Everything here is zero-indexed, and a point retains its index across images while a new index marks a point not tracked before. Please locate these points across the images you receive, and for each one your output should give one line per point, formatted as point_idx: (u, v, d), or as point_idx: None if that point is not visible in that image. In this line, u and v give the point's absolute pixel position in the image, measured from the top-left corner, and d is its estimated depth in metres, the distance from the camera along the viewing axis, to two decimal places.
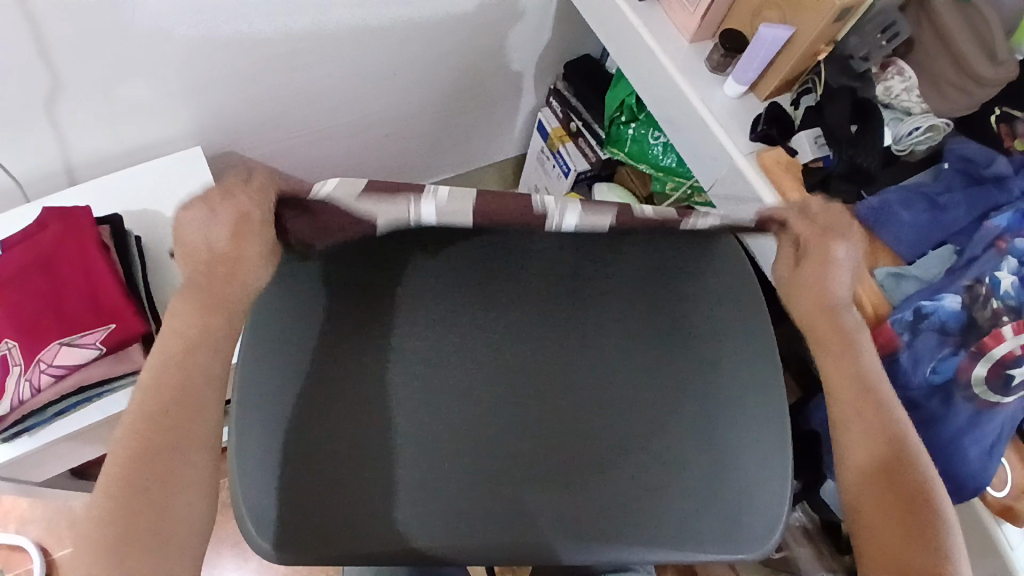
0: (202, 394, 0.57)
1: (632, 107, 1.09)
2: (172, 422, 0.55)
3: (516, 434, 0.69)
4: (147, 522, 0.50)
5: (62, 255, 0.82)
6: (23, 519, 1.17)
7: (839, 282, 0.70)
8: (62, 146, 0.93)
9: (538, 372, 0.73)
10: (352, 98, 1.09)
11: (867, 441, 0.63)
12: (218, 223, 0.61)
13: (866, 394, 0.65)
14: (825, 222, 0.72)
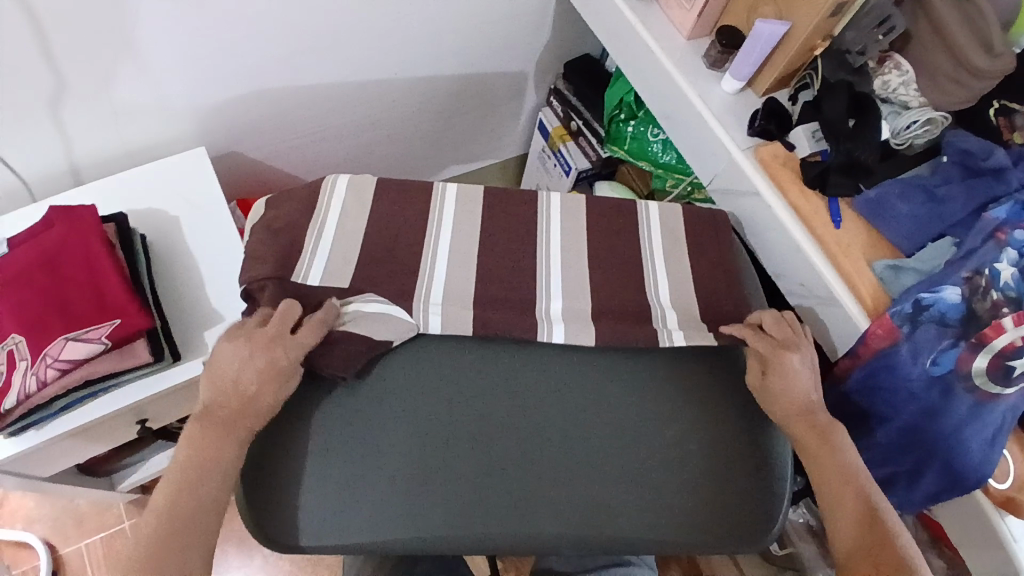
0: (202, 512, 0.64)
1: (630, 105, 1.09)
2: (178, 534, 0.62)
3: (533, 441, 0.74)
4: None
5: (68, 252, 0.83)
6: (30, 517, 1.18)
7: (804, 388, 0.75)
8: (68, 146, 0.94)
9: (564, 408, 0.77)
10: (353, 98, 1.11)
11: (848, 522, 0.68)
12: (252, 363, 0.70)
13: (845, 481, 0.70)
14: (780, 338, 0.78)
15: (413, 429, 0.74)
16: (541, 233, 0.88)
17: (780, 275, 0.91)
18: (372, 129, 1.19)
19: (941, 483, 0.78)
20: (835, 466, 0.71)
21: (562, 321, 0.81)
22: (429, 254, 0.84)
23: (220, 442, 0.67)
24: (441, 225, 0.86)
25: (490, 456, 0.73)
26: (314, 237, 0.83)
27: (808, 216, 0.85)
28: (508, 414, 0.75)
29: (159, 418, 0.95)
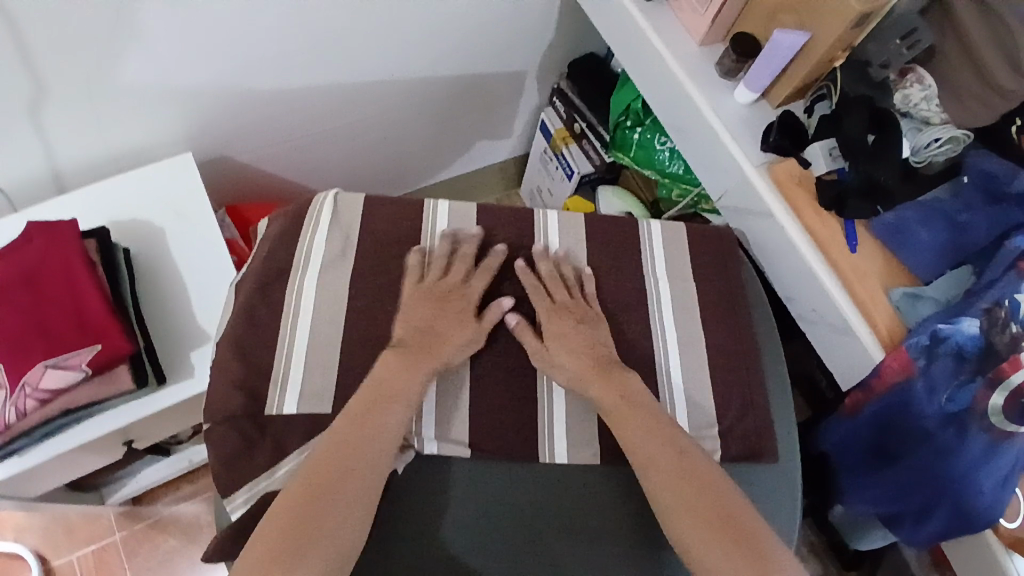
0: (373, 453, 0.64)
1: (638, 112, 1.04)
2: (341, 476, 0.62)
3: (553, 506, 0.71)
4: (289, 529, 0.59)
5: (47, 273, 0.79)
6: (21, 526, 1.16)
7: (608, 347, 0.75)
8: (49, 155, 0.90)
9: (615, 472, 0.73)
10: (347, 103, 1.06)
11: (673, 490, 0.65)
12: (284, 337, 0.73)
13: (681, 457, 0.67)
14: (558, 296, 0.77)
15: (428, 497, 0.71)
16: (540, 255, 0.82)
17: (791, 298, 0.87)
18: (368, 132, 1.14)
19: (949, 525, 0.75)
20: (670, 442, 0.68)
21: None
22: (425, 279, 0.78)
23: (387, 401, 0.67)
24: (435, 245, 0.80)
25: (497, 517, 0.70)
26: (300, 266, 0.76)
27: (824, 241, 0.80)
28: (550, 498, 0.71)
29: (146, 437, 0.92)
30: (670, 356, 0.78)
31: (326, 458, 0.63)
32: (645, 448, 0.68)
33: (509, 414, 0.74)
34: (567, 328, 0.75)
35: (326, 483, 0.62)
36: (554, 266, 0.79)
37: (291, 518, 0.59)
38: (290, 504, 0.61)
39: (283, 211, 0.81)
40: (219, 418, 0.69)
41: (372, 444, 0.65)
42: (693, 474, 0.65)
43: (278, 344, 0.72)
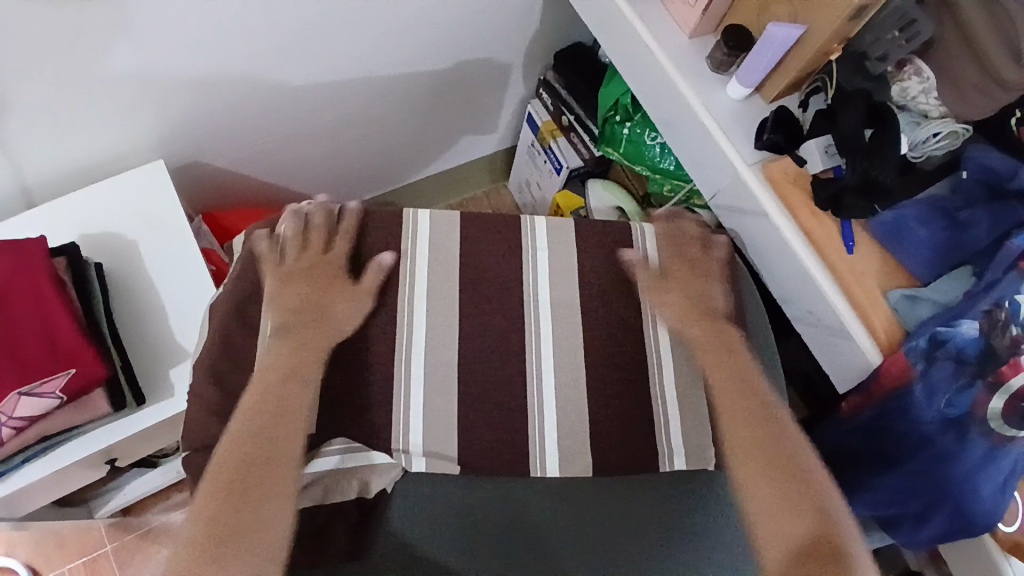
0: (283, 428, 0.64)
1: (626, 107, 1.00)
2: (253, 462, 0.61)
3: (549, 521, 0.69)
4: (227, 518, 0.57)
5: (14, 296, 0.76)
6: (11, 542, 1.15)
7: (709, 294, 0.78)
8: (14, 168, 0.86)
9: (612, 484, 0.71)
10: (323, 101, 1.01)
11: (743, 435, 0.67)
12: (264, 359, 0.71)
13: (760, 411, 0.69)
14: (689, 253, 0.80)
15: (415, 515, 0.68)
16: (527, 264, 0.79)
17: (787, 300, 0.85)
18: (348, 130, 1.10)
19: (947, 529, 0.73)
20: (756, 397, 0.70)
21: (551, 360, 0.75)
22: (407, 293, 0.76)
23: (266, 385, 0.67)
24: (418, 256, 0.78)
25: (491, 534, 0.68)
26: (271, 280, 0.73)
27: (821, 240, 0.78)
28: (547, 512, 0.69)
29: (128, 456, 0.89)
30: (664, 365, 0.76)
31: (228, 454, 0.62)
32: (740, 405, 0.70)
33: (499, 431, 0.72)
34: (675, 288, 0.78)
35: (236, 495, 0.59)
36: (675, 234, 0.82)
37: (204, 520, 0.57)
38: (208, 506, 0.58)
39: (256, 225, 0.78)
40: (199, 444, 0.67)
41: (276, 431, 0.64)
42: (771, 429, 0.67)
43: (257, 364, 0.70)
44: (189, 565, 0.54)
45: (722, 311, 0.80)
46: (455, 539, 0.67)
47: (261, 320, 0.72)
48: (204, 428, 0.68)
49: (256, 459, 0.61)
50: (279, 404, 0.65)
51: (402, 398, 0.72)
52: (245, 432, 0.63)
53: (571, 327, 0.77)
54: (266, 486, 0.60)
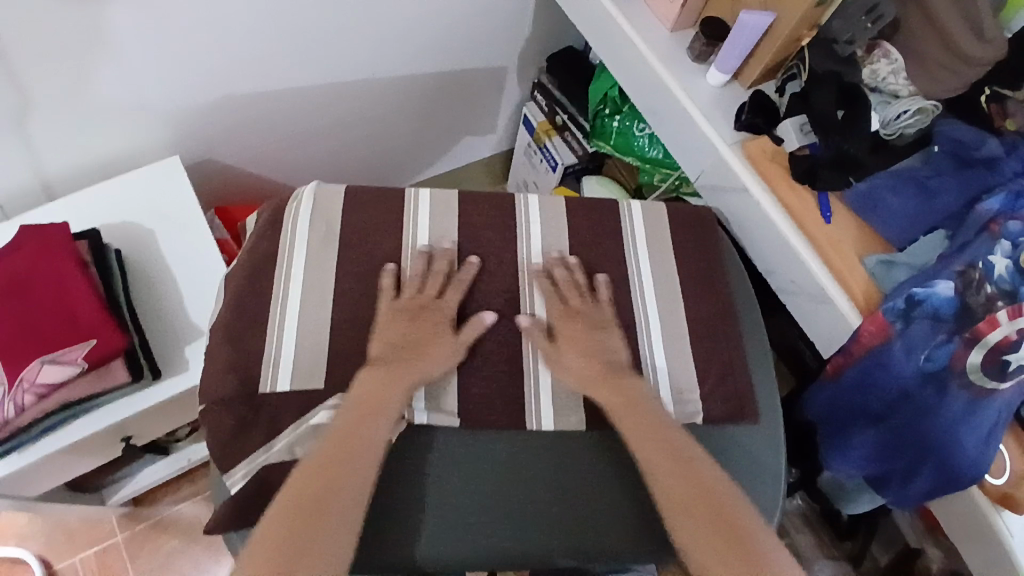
0: (360, 460, 0.65)
1: (615, 99, 1.06)
2: (320, 491, 0.62)
3: (543, 474, 0.73)
4: (293, 550, 0.58)
5: (37, 274, 0.80)
6: (23, 534, 1.17)
7: (719, 285, 0.84)
8: (37, 162, 0.91)
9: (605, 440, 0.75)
10: (330, 101, 1.08)
11: (678, 485, 0.66)
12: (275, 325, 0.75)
13: (678, 454, 0.68)
14: (706, 245, 0.87)
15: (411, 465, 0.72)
16: (521, 238, 0.84)
17: (770, 272, 0.89)
18: (350, 129, 1.15)
19: (935, 483, 0.76)
20: (650, 443, 0.69)
21: (545, 325, 0.79)
22: (407, 262, 0.80)
23: (355, 419, 0.67)
24: (419, 229, 0.82)
25: (483, 482, 0.72)
26: (288, 247, 0.78)
27: (798, 212, 0.83)
28: (542, 465, 0.73)
29: (144, 434, 0.93)
30: (653, 327, 0.80)
31: (302, 480, 0.63)
32: (654, 455, 0.68)
33: (497, 391, 0.75)
34: (687, 277, 0.84)
35: (318, 497, 0.61)
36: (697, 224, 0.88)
37: (280, 539, 0.59)
38: (273, 537, 0.59)
39: (267, 204, 0.83)
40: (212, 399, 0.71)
41: (347, 467, 0.64)
42: (695, 476, 0.67)
43: (270, 334, 0.73)
44: (268, 562, 0.57)
45: (708, 281, 0.85)
46: (447, 498, 0.71)
47: (273, 285, 0.76)
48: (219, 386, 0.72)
49: (323, 490, 0.62)
50: (336, 436, 0.66)
51: None
52: (311, 465, 0.64)
53: (563, 294, 0.81)
54: (337, 519, 0.61)
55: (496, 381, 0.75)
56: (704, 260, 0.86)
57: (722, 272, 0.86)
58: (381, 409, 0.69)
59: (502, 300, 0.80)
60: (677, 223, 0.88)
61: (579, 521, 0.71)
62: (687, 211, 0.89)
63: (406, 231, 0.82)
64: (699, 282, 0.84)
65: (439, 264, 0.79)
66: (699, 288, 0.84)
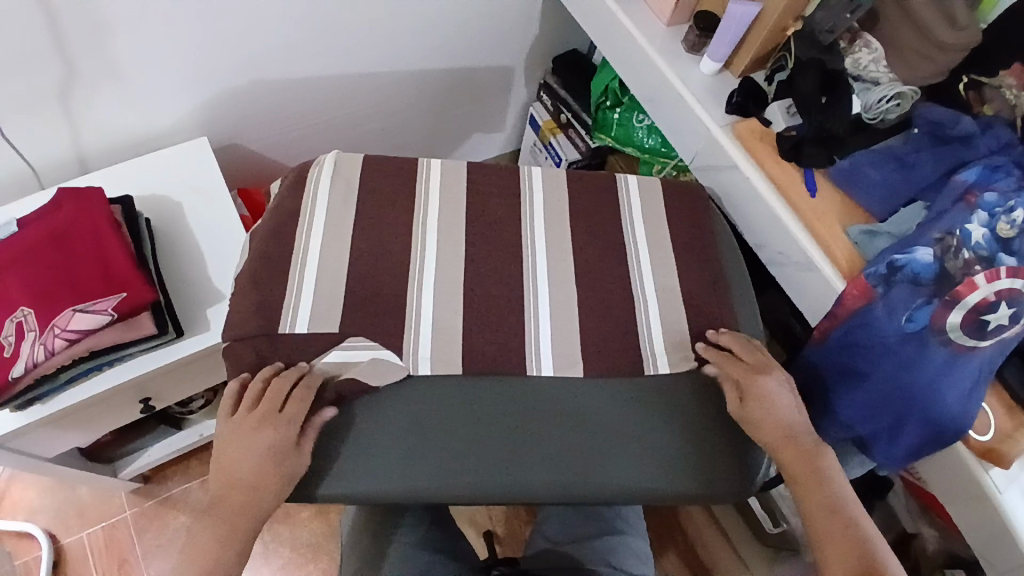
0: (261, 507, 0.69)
1: (615, 92, 1.14)
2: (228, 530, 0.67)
3: (543, 412, 0.77)
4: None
5: (75, 231, 0.86)
6: (32, 508, 1.19)
7: (710, 255, 0.90)
8: (75, 135, 0.98)
9: (601, 385, 0.79)
10: (351, 92, 1.16)
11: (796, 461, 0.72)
12: (297, 275, 0.80)
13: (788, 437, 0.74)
14: (699, 218, 0.93)
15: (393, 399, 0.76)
16: (525, 206, 0.90)
17: (760, 246, 0.94)
18: (366, 124, 1.24)
19: (922, 440, 0.79)
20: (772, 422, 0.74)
21: (545, 283, 0.84)
22: (420, 223, 0.86)
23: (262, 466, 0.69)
24: (430, 195, 0.89)
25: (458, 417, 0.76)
26: (309, 203, 0.86)
27: (785, 186, 0.88)
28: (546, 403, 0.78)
29: (164, 397, 0.98)
30: (646, 285, 0.86)
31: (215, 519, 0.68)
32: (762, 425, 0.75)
33: (499, 342, 0.79)
34: (680, 247, 0.90)
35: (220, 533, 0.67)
36: (689, 199, 0.95)
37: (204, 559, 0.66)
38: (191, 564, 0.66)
39: (291, 171, 0.90)
40: (239, 337, 0.77)
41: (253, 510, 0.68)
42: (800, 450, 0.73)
43: (291, 279, 0.80)
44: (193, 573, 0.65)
45: (700, 250, 0.90)
46: (372, 467, 0.73)
47: (297, 236, 0.83)
48: (243, 329, 0.78)
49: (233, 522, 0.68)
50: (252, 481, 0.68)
51: (415, 307, 0.80)
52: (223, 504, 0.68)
53: (562, 258, 0.87)
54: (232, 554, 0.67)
55: (502, 333, 0.80)
56: (697, 232, 0.91)
57: (714, 244, 0.91)
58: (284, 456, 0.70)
59: (506, 261, 0.85)
60: (669, 196, 0.94)
61: (579, 455, 0.75)
62: (680, 189, 0.95)
63: (418, 196, 0.89)
64: (690, 250, 0.90)
65: (450, 229, 0.86)
66: (690, 257, 0.89)
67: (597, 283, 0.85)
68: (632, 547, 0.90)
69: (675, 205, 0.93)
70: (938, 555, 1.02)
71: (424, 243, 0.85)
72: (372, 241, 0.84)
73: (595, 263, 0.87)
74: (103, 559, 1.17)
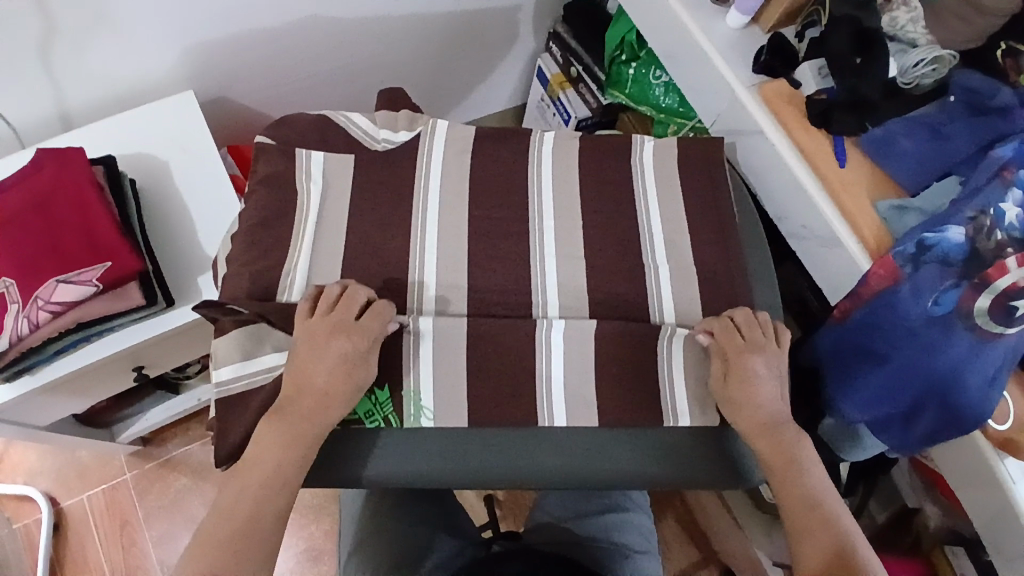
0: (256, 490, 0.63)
1: (632, 45, 1.07)
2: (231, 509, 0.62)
3: None
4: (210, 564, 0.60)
5: (55, 196, 0.81)
6: (31, 472, 1.21)
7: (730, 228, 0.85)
8: (52, 91, 0.91)
9: (608, 372, 0.72)
10: (348, 42, 1.08)
11: (795, 499, 0.66)
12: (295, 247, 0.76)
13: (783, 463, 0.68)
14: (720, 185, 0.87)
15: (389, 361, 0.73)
16: (534, 166, 0.80)
17: (782, 218, 0.90)
18: (365, 75, 1.16)
19: (937, 425, 0.77)
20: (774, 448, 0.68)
21: (555, 253, 0.76)
22: (422, 178, 0.78)
23: (304, 356, 0.67)
24: (433, 153, 0.79)
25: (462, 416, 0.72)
26: (304, 175, 0.77)
27: (812, 155, 0.82)
28: None
29: (157, 364, 0.94)
30: (656, 247, 0.77)
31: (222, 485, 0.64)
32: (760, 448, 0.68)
33: (502, 423, 0.71)
34: (699, 210, 0.79)
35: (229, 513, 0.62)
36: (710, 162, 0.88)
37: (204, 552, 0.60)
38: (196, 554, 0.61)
39: (279, 127, 0.80)
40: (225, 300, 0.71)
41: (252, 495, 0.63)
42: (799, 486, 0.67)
43: (293, 248, 0.74)
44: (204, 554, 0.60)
45: (725, 212, 0.79)
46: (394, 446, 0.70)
47: (280, 288, 0.72)
48: (237, 285, 0.72)
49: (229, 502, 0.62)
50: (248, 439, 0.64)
51: (419, 259, 0.74)
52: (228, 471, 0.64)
53: None
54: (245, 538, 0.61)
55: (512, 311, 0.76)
56: (718, 193, 0.80)
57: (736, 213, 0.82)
58: (336, 330, 0.67)
59: None
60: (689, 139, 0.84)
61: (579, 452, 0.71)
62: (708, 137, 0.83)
63: None
64: (711, 215, 0.79)
65: None
66: (716, 218, 0.79)
67: (611, 249, 0.77)
68: (636, 525, 0.90)
69: (698, 167, 0.81)
70: (940, 531, 1.01)
71: (427, 219, 0.76)
72: (369, 212, 0.76)
73: (610, 227, 0.78)
74: (105, 521, 1.20)
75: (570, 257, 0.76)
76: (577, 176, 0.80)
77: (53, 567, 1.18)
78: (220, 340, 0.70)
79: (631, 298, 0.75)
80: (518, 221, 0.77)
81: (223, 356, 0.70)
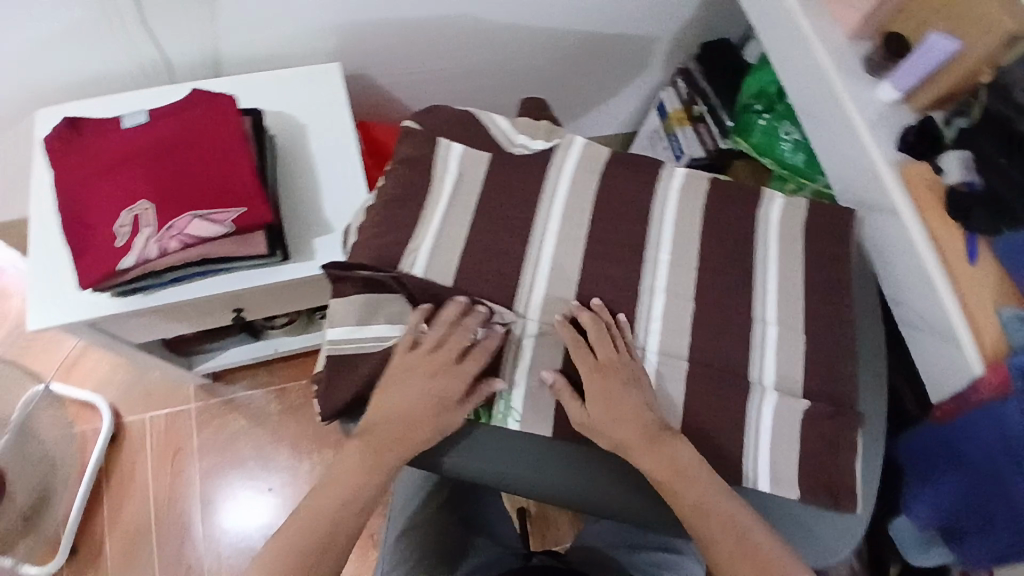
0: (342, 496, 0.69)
1: (770, 97, 1.08)
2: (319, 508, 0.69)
3: None
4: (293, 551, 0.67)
5: (206, 136, 0.86)
6: (103, 381, 1.28)
7: None
8: (214, 36, 0.96)
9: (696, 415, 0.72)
10: (489, 44, 1.11)
11: None
12: None
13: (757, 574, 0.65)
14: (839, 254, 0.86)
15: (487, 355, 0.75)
16: (658, 198, 0.81)
17: (898, 301, 0.90)
18: (494, 77, 1.19)
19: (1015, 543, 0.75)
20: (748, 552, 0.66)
21: (663, 288, 0.76)
22: (550, 185, 0.79)
23: (398, 376, 0.71)
24: (566, 163, 0.81)
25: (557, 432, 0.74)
26: (441, 160, 0.80)
27: (942, 245, 0.81)
28: None
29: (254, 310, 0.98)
30: (767, 304, 0.77)
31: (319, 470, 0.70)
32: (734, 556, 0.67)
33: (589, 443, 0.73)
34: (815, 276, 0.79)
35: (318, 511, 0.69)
36: None
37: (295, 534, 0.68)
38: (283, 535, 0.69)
39: (424, 114, 0.84)
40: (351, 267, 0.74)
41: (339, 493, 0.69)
42: None
43: (417, 228, 0.76)
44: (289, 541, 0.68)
45: (840, 284, 0.78)
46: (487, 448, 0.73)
47: (401, 261, 0.74)
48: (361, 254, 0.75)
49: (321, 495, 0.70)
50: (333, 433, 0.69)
51: (532, 265, 0.76)
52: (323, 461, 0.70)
53: None
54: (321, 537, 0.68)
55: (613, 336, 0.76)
56: (837, 264, 0.79)
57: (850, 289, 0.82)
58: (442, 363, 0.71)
59: None
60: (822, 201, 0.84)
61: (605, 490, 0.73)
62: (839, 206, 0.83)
63: None
64: (825, 283, 0.78)
65: None
66: (832, 289, 0.78)
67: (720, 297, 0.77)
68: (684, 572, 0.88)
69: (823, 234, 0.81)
70: None
71: (546, 228, 0.78)
72: (497, 211, 0.78)
73: (724, 275, 0.78)
74: (159, 444, 1.26)
75: (679, 295, 0.76)
76: (700, 218, 0.80)
77: (102, 475, 1.23)
78: (338, 302, 0.74)
79: (732, 349, 0.74)
80: (635, 250, 0.78)
81: (340, 317, 0.73)
